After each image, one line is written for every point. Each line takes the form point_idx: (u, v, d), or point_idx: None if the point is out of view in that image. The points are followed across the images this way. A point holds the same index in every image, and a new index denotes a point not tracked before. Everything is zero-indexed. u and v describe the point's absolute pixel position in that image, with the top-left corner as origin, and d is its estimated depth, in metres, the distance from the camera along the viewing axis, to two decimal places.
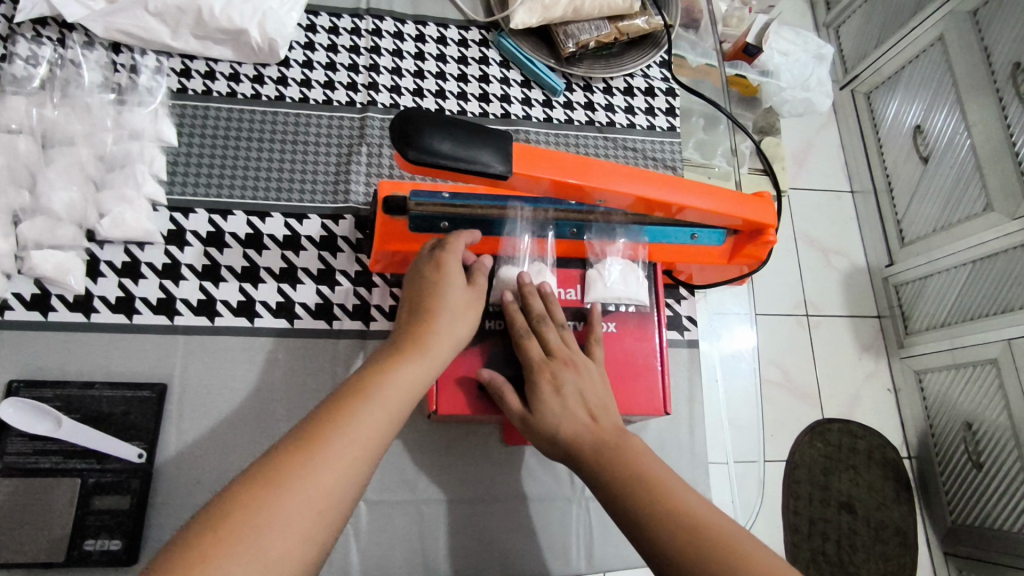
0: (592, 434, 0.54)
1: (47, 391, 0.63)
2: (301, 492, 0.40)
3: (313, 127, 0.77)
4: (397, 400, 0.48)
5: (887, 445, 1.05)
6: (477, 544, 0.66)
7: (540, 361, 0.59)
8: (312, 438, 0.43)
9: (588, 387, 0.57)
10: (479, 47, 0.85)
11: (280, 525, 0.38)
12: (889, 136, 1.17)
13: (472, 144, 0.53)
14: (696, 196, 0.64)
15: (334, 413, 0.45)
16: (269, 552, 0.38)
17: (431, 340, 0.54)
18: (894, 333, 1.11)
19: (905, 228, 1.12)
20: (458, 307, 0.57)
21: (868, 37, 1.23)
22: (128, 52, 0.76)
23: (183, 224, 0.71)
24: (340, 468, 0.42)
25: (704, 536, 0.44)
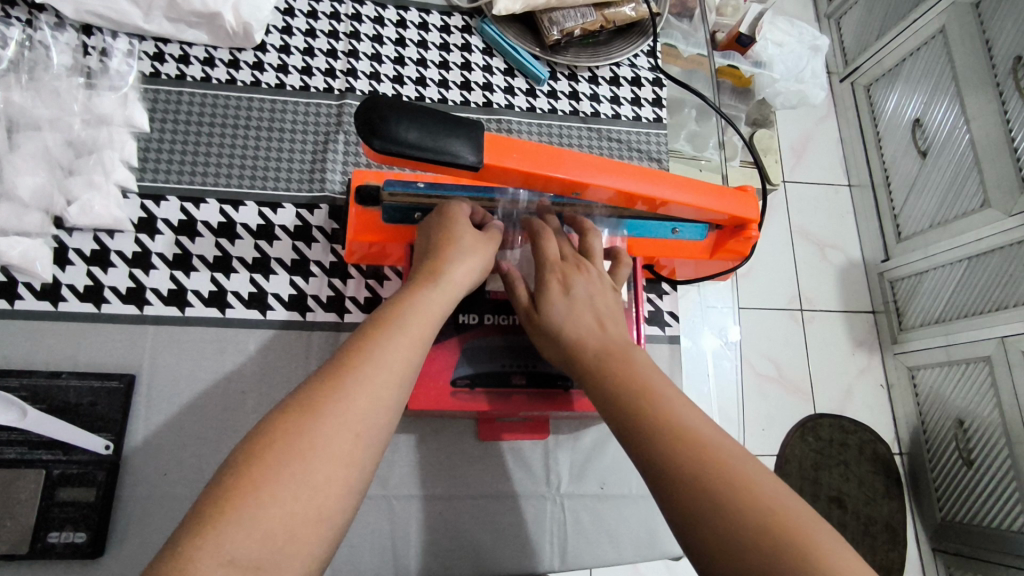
0: (597, 340, 0.53)
1: (11, 380, 0.62)
2: (337, 419, 0.38)
3: (289, 114, 0.75)
4: (421, 330, 0.46)
5: (877, 441, 1.04)
6: (451, 540, 0.65)
7: (554, 262, 0.59)
8: (337, 369, 0.40)
9: (597, 295, 0.56)
10: (461, 33, 0.83)
11: (314, 460, 0.36)
12: (888, 128, 1.15)
13: (441, 134, 0.51)
14: (675, 190, 0.62)
15: (357, 344, 0.42)
16: (313, 481, 0.35)
17: (446, 273, 0.51)
18: (888, 327, 1.10)
19: (902, 223, 1.10)
20: (474, 246, 0.54)
21: (868, 28, 1.20)
22: (99, 35, 0.74)
23: (154, 212, 0.70)
24: (371, 394, 0.40)
25: (701, 456, 0.41)
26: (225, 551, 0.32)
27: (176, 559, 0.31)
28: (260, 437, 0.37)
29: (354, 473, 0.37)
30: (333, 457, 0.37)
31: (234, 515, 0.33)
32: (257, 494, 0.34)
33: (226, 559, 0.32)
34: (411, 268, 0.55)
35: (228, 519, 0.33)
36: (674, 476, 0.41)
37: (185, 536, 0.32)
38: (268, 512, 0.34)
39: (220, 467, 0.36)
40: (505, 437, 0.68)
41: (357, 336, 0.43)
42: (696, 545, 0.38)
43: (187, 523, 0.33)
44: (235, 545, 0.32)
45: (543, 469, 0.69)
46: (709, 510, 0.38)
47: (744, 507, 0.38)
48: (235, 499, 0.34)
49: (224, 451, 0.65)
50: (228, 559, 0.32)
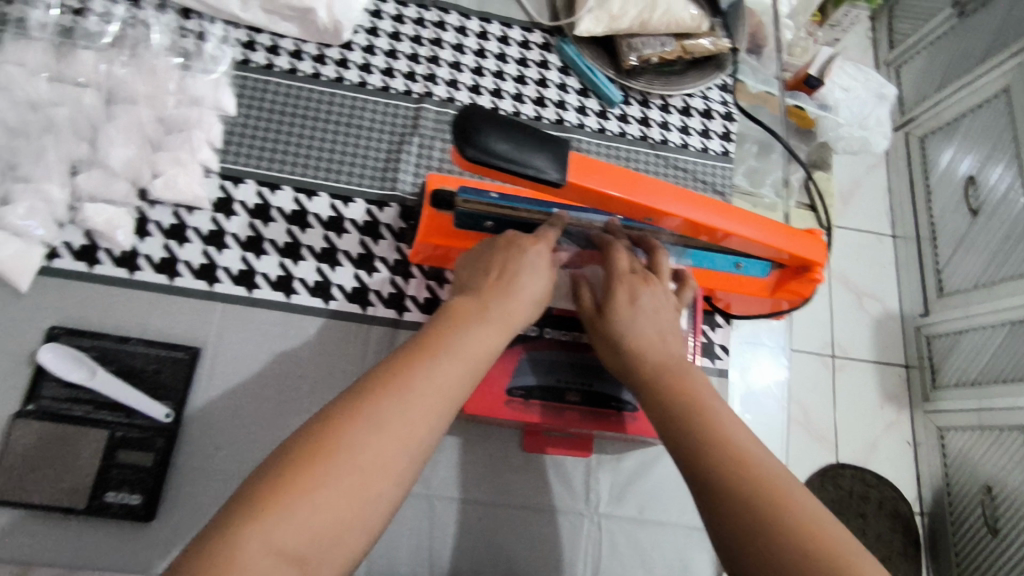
0: (657, 353, 0.52)
1: (84, 340, 0.65)
2: (390, 432, 0.38)
3: (368, 112, 0.77)
4: (477, 356, 0.45)
5: (898, 498, 1.01)
6: (487, 545, 0.66)
7: (624, 271, 0.57)
8: (394, 380, 0.40)
9: (662, 308, 0.56)
10: (540, 50, 0.84)
11: (366, 470, 0.37)
12: (939, 183, 1.15)
13: (529, 149, 0.53)
14: (745, 225, 0.63)
15: (416, 359, 0.42)
16: (360, 490, 0.36)
17: (510, 307, 0.50)
18: (919, 385, 1.08)
19: (945, 279, 1.10)
20: (542, 285, 0.53)
21: (929, 80, 1.20)
22: (198, 19, 0.77)
23: (232, 193, 0.72)
24: (424, 415, 0.40)
25: (739, 467, 0.42)
26: (272, 542, 0.33)
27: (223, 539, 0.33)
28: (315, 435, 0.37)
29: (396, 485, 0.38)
30: (383, 470, 0.37)
31: (284, 511, 0.34)
32: (309, 494, 0.35)
33: (273, 550, 0.33)
34: (472, 275, 0.54)
35: (278, 512, 0.34)
36: (714, 483, 0.42)
37: (236, 517, 0.34)
38: (314, 512, 0.35)
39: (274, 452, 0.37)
40: (550, 450, 0.69)
41: (417, 348, 0.43)
42: (738, 563, 0.39)
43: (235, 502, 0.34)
44: (280, 539, 0.33)
45: (582, 486, 0.70)
46: (747, 516, 0.39)
47: (785, 520, 0.38)
48: (287, 492, 0.34)
49: (277, 432, 0.66)
50: (274, 550, 0.33)
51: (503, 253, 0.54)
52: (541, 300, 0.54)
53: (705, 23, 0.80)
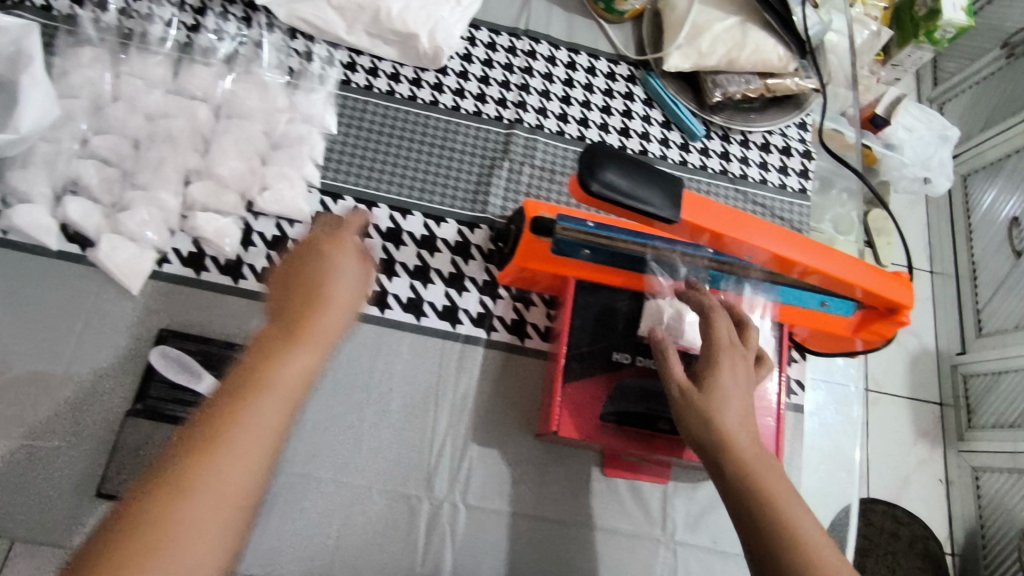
0: (748, 434, 0.54)
1: (190, 344, 0.67)
2: (204, 496, 0.36)
3: (461, 136, 0.80)
4: (286, 399, 0.41)
5: (930, 537, 0.98)
6: (567, 565, 0.68)
7: (726, 343, 0.58)
8: (203, 439, 0.38)
9: (749, 385, 0.58)
10: (626, 82, 0.86)
11: (204, 527, 0.36)
12: (981, 223, 1.15)
13: (648, 187, 0.55)
14: (837, 267, 0.64)
15: (223, 404, 0.39)
16: (196, 556, 0.35)
17: (319, 329, 0.44)
18: (954, 423, 1.09)
19: (983, 319, 1.10)
20: (348, 292, 0.47)
21: (975, 117, 1.21)
22: (304, 40, 0.80)
23: (331, 209, 0.75)
24: (232, 471, 0.37)
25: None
26: None
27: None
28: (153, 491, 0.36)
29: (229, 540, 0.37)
30: (209, 524, 0.36)
31: (150, 574, 0.34)
32: (163, 554, 0.34)
33: None
34: (294, 270, 0.48)
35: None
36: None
37: (87, 572, 0.33)
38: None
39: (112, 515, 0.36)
40: (627, 475, 0.71)
41: (232, 392, 0.40)
42: None
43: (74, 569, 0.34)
44: None
45: (659, 513, 0.71)
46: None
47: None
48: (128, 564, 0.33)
49: (368, 441, 0.69)
50: None
51: (319, 251, 0.49)
52: (359, 304, 0.48)
53: (791, 64, 0.82)
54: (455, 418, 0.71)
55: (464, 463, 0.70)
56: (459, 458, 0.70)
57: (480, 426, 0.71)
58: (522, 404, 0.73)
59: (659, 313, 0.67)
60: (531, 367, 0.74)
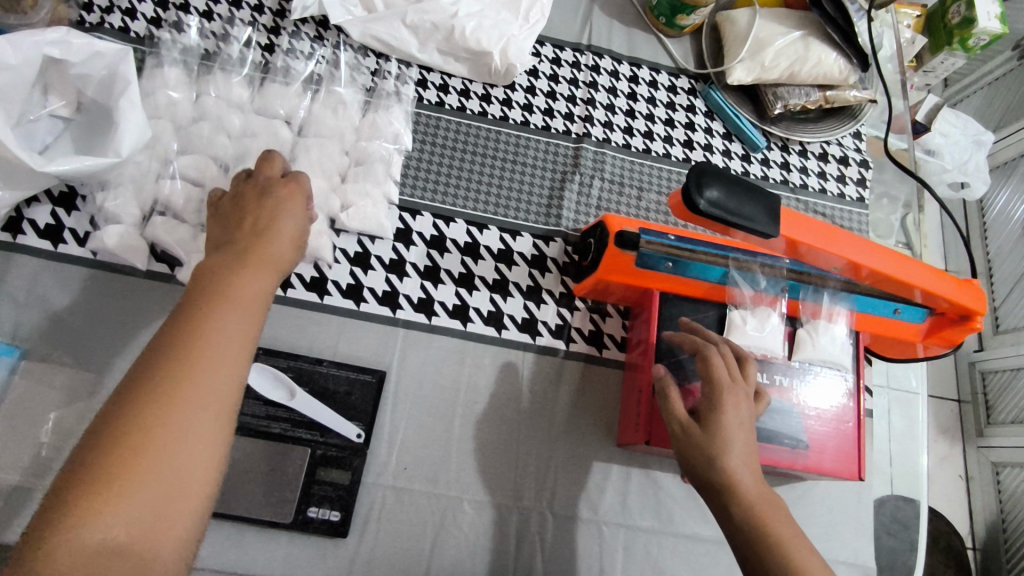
0: (749, 473, 0.54)
1: (281, 361, 0.68)
2: (198, 396, 0.40)
3: (531, 150, 0.82)
4: (246, 321, 0.45)
5: (953, 533, 1.05)
6: (654, 569, 0.70)
7: (726, 383, 0.57)
8: (183, 337, 0.41)
9: (751, 425, 0.57)
10: (687, 95, 0.88)
11: (183, 440, 0.38)
12: (995, 223, 1.18)
13: (748, 204, 0.57)
14: (913, 274, 0.67)
15: (187, 329, 0.42)
16: (191, 444, 0.39)
17: (263, 267, 0.49)
18: (974, 419, 1.12)
19: (1001, 317, 1.14)
20: (289, 232, 0.53)
21: (987, 118, 1.23)
22: (375, 58, 0.82)
23: (410, 224, 0.76)
24: (221, 374, 0.41)
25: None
26: (107, 530, 0.35)
27: (72, 509, 0.35)
28: (144, 382, 0.39)
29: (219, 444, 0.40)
30: (190, 443, 0.38)
31: (126, 490, 0.36)
32: (139, 470, 0.36)
33: (106, 536, 0.34)
34: (223, 216, 0.55)
35: (137, 477, 0.36)
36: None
37: (72, 492, 0.35)
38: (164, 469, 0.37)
39: (100, 409, 0.38)
40: None
41: (181, 311, 0.43)
42: None
43: (78, 454, 0.37)
44: (119, 514, 0.35)
45: None
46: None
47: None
48: (130, 453, 0.37)
49: (454, 456, 0.69)
50: (105, 535, 0.35)
51: (270, 199, 0.55)
52: (297, 246, 0.54)
53: (852, 77, 0.84)
54: (539, 429, 0.72)
55: (550, 473, 0.71)
56: (545, 468, 0.71)
57: (565, 437, 0.72)
58: (603, 414, 0.74)
59: (741, 324, 0.68)
60: (610, 377, 0.75)
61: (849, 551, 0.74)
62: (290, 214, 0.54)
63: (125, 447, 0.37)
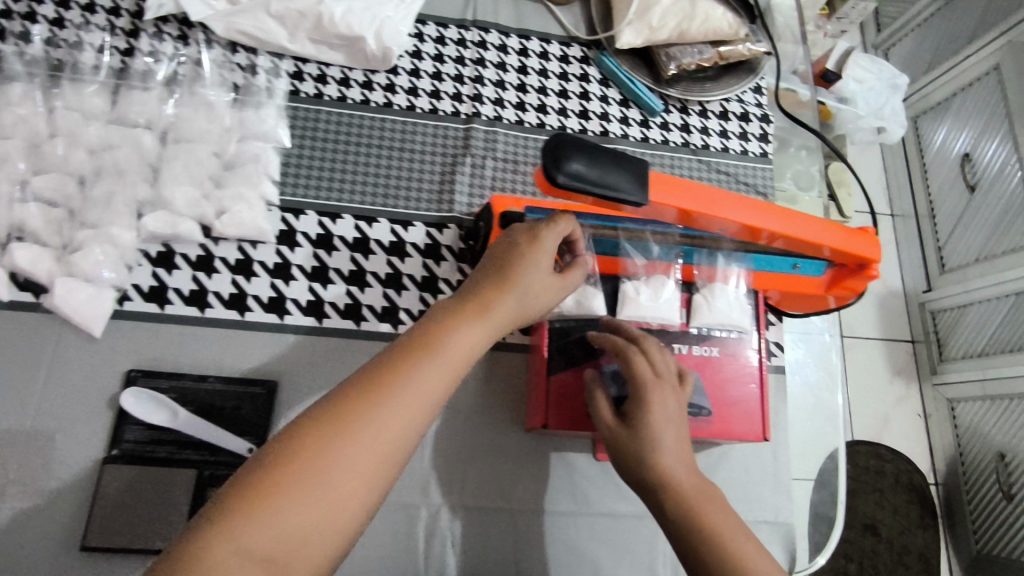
0: (685, 469, 0.52)
1: (162, 382, 0.66)
2: (375, 431, 0.41)
3: (419, 136, 0.78)
4: (448, 376, 0.46)
5: (914, 470, 1.06)
6: (570, 551, 0.69)
7: (652, 379, 0.55)
8: (395, 368, 0.44)
9: (683, 418, 0.55)
10: (580, 64, 0.85)
11: (344, 468, 0.40)
12: (934, 161, 1.18)
13: (613, 172, 0.54)
14: (803, 227, 0.65)
15: (396, 360, 0.44)
16: (344, 477, 0.39)
17: (500, 319, 0.50)
18: (927, 359, 1.14)
19: (946, 257, 1.14)
20: (534, 284, 0.53)
21: (917, 60, 1.23)
22: (246, 53, 0.77)
23: (294, 225, 0.73)
24: (402, 417, 0.42)
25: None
26: (251, 536, 0.36)
27: (231, 510, 0.37)
28: (322, 415, 0.41)
29: (378, 480, 0.41)
30: (355, 470, 0.40)
31: (277, 503, 0.38)
32: (302, 484, 0.39)
33: (246, 547, 0.36)
34: (487, 257, 0.56)
35: (280, 502, 0.38)
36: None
37: (242, 490, 0.38)
38: (306, 496, 0.38)
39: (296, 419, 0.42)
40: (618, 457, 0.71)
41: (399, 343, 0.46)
42: None
43: (266, 456, 0.40)
44: (270, 522, 0.37)
45: None
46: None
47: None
48: (283, 469, 0.39)
49: None
50: (246, 546, 0.36)
51: (517, 241, 0.55)
52: (537, 297, 0.53)
53: (742, 31, 0.81)
54: (445, 422, 0.71)
55: (458, 466, 0.69)
56: (453, 463, 0.69)
57: (471, 427, 0.71)
58: (510, 400, 0.73)
59: (633, 296, 0.67)
60: (514, 362, 0.74)
61: (769, 509, 0.74)
62: (550, 259, 0.55)
63: (286, 462, 0.39)
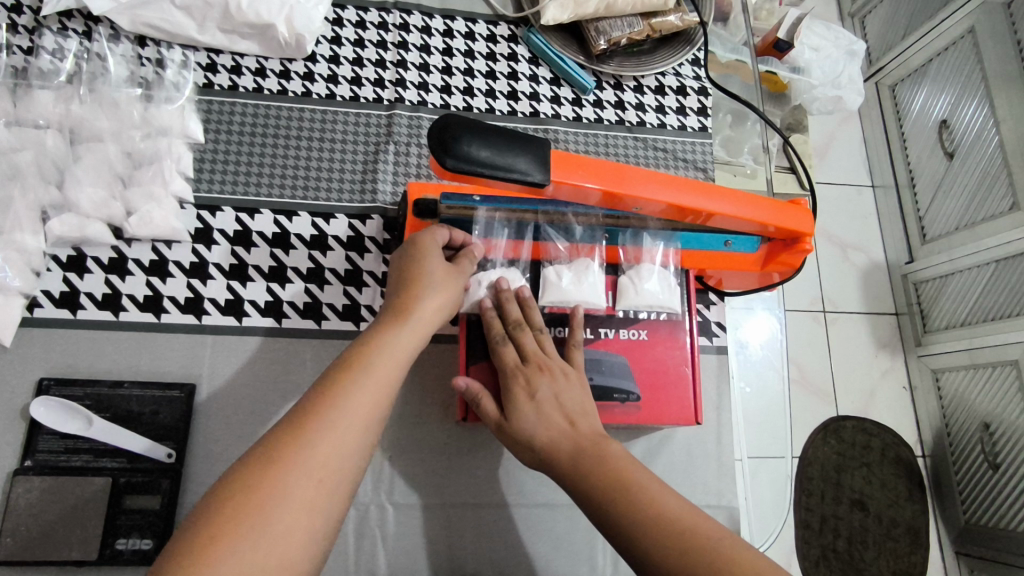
0: (568, 441, 0.53)
1: (76, 390, 0.63)
2: (321, 449, 0.41)
3: (339, 125, 0.76)
4: (389, 371, 0.47)
5: (901, 444, 1.01)
6: (505, 545, 0.67)
7: (514, 367, 0.58)
8: (335, 378, 0.45)
9: (562, 392, 0.57)
10: (508, 43, 0.83)
11: (297, 490, 0.39)
12: (914, 127, 1.11)
13: (509, 152, 0.52)
14: (728, 204, 0.62)
15: (331, 382, 0.45)
16: (311, 484, 0.40)
17: (418, 310, 0.53)
18: (911, 330, 1.06)
19: (927, 225, 1.06)
20: (450, 288, 0.56)
21: (895, 27, 1.15)
22: (155, 46, 0.75)
23: (210, 222, 0.71)
24: (353, 414, 0.44)
25: (673, 535, 0.45)
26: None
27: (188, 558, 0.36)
28: (266, 450, 0.41)
29: (334, 498, 0.41)
30: (308, 492, 0.40)
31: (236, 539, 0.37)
32: (258, 514, 0.38)
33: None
34: (393, 279, 0.58)
35: (249, 522, 0.37)
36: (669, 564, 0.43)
37: (196, 539, 0.37)
38: (277, 511, 0.38)
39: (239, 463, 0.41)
40: None
41: (333, 368, 0.47)
42: None
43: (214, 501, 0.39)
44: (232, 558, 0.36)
45: None
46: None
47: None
48: (245, 492, 0.39)
49: None
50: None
51: (408, 252, 0.58)
52: (451, 297, 0.56)
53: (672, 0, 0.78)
54: None
55: (387, 462, 0.68)
56: (380, 461, 0.68)
57: (399, 422, 0.69)
58: (440, 392, 0.71)
59: (555, 280, 0.64)
60: (443, 354, 0.72)
61: (712, 494, 0.72)
62: (441, 255, 0.58)
63: (242, 492, 0.39)
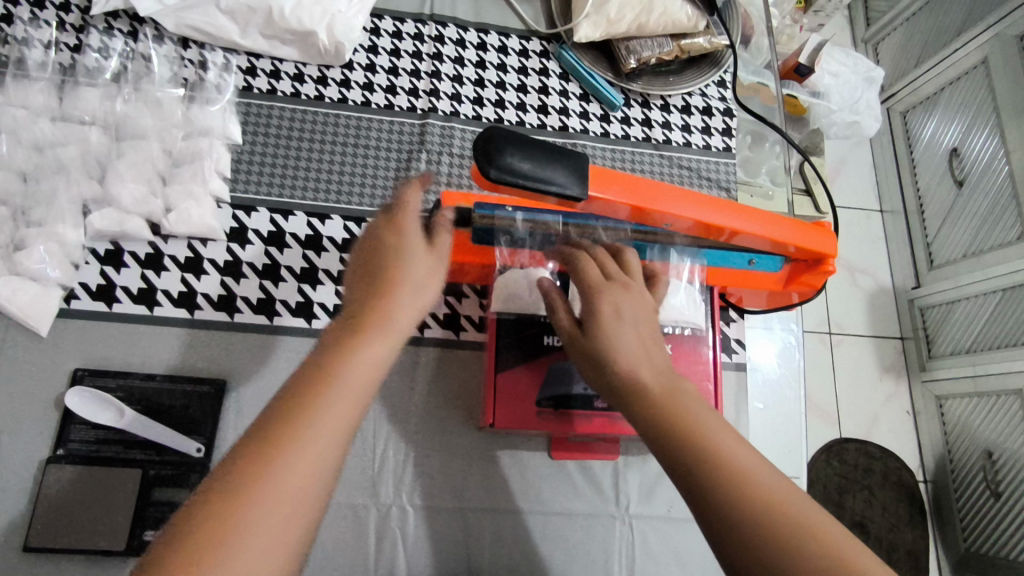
0: (645, 367, 0.50)
1: (109, 381, 0.65)
2: (299, 455, 0.36)
3: (374, 131, 0.77)
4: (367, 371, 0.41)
5: (903, 468, 1.02)
6: (522, 552, 0.68)
7: (600, 283, 0.56)
8: (313, 379, 0.39)
9: (645, 318, 0.54)
10: (540, 58, 0.85)
11: (284, 495, 0.35)
12: (924, 155, 1.13)
13: (549, 165, 0.53)
14: (755, 223, 0.64)
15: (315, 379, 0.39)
16: (296, 498, 0.35)
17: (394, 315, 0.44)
18: (916, 355, 1.07)
19: (934, 251, 1.08)
20: (427, 282, 0.48)
21: (908, 53, 1.17)
22: (197, 48, 0.77)
23: (245, 222, 0.72)
24: (338, 415, 0.38)
25: (742, 483, 0.41)
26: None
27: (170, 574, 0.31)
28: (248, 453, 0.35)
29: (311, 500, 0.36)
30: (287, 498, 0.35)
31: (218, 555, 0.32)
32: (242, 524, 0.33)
33: None
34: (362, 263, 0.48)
35: (231, 541, 0.32)
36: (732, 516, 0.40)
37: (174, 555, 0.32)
38: (268, 523, 0.34)
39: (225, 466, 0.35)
40: (579, 455, 0.71)
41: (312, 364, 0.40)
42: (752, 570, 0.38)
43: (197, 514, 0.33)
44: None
45: (612, 490, 0.72)
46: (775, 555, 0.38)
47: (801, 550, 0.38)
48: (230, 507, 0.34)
49: None
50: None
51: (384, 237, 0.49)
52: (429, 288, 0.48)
53: (701, 23, 0.80)
54: (396, 421, 0.70)
55: (408, 465, 0.69)
56: (403, 464, 0.69)
57: (422, 425, 0.70)
58: (464, 398, 0.72)
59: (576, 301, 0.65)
60: (468, 360, 0.74)
61: None
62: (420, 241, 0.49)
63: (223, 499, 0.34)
